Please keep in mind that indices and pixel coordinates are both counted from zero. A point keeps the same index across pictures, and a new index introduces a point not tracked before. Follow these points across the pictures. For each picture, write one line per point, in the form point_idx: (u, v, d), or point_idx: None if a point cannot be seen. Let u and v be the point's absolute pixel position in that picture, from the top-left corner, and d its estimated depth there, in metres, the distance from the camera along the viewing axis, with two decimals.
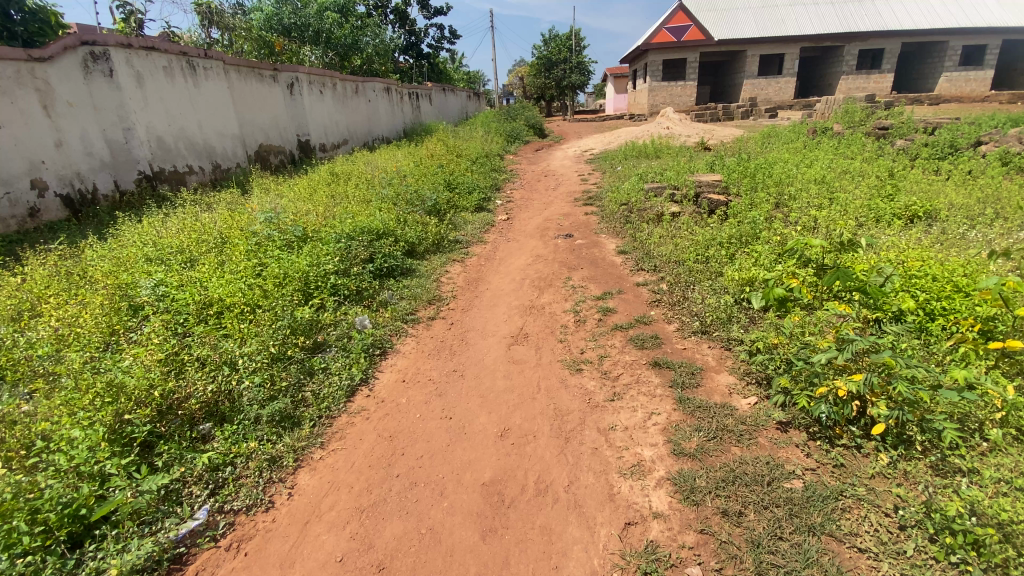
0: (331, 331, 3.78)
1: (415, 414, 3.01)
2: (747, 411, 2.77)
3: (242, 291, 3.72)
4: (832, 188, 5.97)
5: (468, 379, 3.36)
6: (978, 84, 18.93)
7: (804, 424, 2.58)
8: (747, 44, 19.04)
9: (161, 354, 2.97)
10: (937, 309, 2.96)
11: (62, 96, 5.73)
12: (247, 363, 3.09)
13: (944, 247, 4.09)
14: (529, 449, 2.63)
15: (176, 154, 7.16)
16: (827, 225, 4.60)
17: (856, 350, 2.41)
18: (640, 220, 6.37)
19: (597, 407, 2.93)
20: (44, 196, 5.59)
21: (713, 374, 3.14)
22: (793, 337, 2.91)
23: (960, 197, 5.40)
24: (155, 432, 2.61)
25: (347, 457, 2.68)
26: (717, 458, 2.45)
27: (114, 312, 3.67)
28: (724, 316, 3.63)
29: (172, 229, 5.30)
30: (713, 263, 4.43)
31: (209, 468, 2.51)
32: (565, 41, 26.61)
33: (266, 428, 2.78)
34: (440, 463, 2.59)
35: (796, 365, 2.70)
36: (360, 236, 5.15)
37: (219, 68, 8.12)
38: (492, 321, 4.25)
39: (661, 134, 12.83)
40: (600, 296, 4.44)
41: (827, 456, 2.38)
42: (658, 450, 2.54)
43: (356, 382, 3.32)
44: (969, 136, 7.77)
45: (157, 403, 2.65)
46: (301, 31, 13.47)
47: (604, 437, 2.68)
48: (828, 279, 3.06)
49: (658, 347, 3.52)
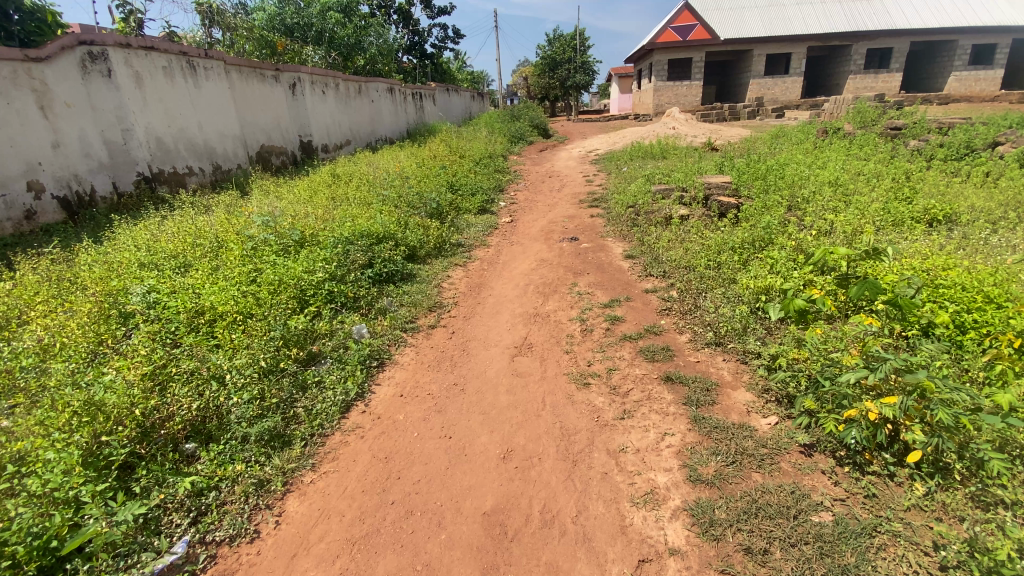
0: (327, 340, 3.61)
1: (412, 432, 2.84)
2: (767, 432, 2.59)
3: (235, 299, 3.56)
4: (847, 191, 5.78)
5: (469, 395, 3.18)
6: (988, 84, 18.62)
7: (830, 449, 2.40)
8: (754, 43, 18.77)
9: (146, 367, 2.81)
10: (969, 321, 2.76)
11: (60, 96, 5.60)
12: (235, 378, 2.92)
13: (970, 253, 3.89)
14: (533, 474, 2.45)
15: (175, 155, 7.03)
16: (845, 230, 4.42)
17: (889, 370, 2.21)
18: (647, 223, 6.19)
19: (606, 426, 2.76)
20: (41, 197, 5.47)
21: (729, 391, 2.95)
22: (816, 353, 2.72)
23: (981, 201, 5.20)
24: (135, 453, 2.45)
25: (339, 481, 2.51)
26: (737, 486, 2.27)
27: (103, 320, 3.54)
28: (739, 327, 3.44)
29: (167, 232, 5.16)
30: (726, 269, 4.25)
31: (192, 493, 2.35)
32: (570, 41, 26.41)
33: (253, 448, 2.62)
34: (437, 488, 2.42)
35: (822, 386, 2.50)
36: (359, 241, 4.99)
37: (220, 68, 7.98)
38: (494, 329, 4.08)
39: (667, 134, 12.63)
40: (608, 303, 4.26)
41: (856, 485, 2.20)
42: (672, 476, 2.37)
43: (351, 397, 3.15)
44: (987, 136, 7.54)
45: (139, 422, 2.49)
46: (303, 31, 13.36)
47: (614, 460, 2.50)
48: (854, 290, 2.79)
49: (669, 360, 3.34)
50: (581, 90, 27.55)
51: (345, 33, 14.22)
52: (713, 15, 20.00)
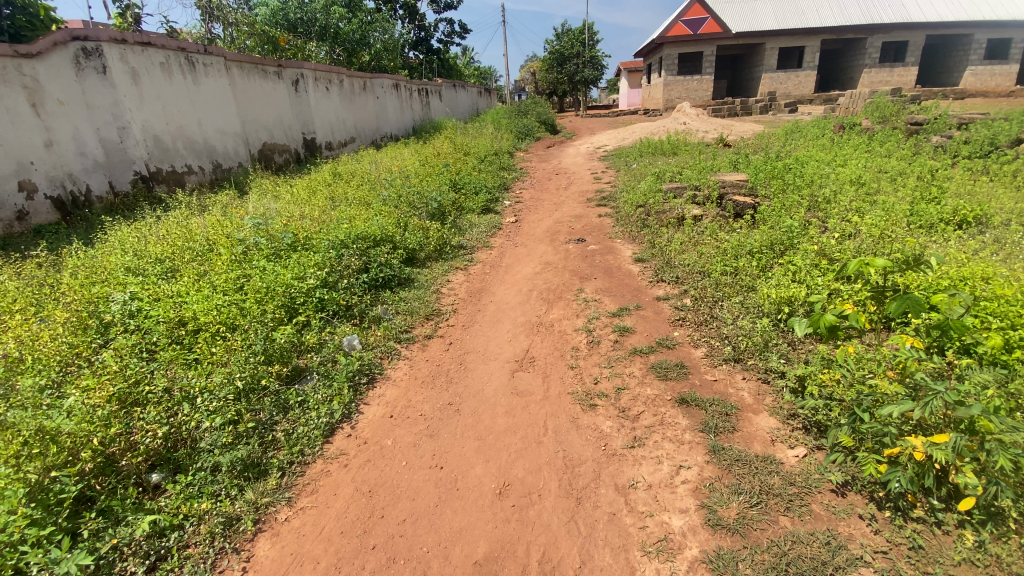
0: (315, 354, 3.37)
1: (401, 461, 2.59)
2: (795, 466, 2.32)
3: (217, 309, 3.34)
4: (870, 190, 5.45)
5: (465, 416, 2.93)
6: (1005, 78, 18.02)
7: (867, 489, 2.12)
8: (766, 37, 18.26)
9: (115, 388, 2.58)
10: (1017, 339, 2.45)
11: (52, 94, 5.42)
12: (208, 401, 2.67)
13: (1008, 260, 3.56)
14: (531, 514, 2.20)
15: (174, 154, 6.80)
16: (870, 235, 4.10)
17: (940, 404, 1.91)
18: (658, 224, 5.87)
19: (614, 456, 2.49)
20: (33, 198, 5.30)
21: (751, 416, 2.67)
22: (848, 376, 2.42)
23: (1013, 202, 4.85)
24: (92, 487, 2.22)
25: (316, 520, 2.27)
26: (762, 533, 2.00)
27: (79, 331, 3.31)
28: (760, 341, 3.16)
29: (157, 234, 4.95)
30: (744, 276, 3.95)
31: (151, 535, 2.12)
32: (578, 36, 26.04)
33: (224, 480, 2.38)
34: (423, 530, 2.17)
35: (859, 419, 2.20)
36: (355, 244, 4.72)
37: (220, 64, 7.75)
38: (495, 341, 3.81)
39: (677, 130, 12.26)
40: (617, 312, 3.97)
41: (899, 534, 1.93)
42: (688, 519, 2.11)
43: (336, 419, 2.90)
44: (1013, 131, 7.10)
45: (98, 452, 2.26)
46: (307, 27, 12.97)
47: (623, 498, 2.24)
48: (895, 306, 2.41)
49: (684, 379, 3.06)
50: (590, 84, 27.02)
51: (350, 28, 13.93)
52: (726, 8, 19.45)
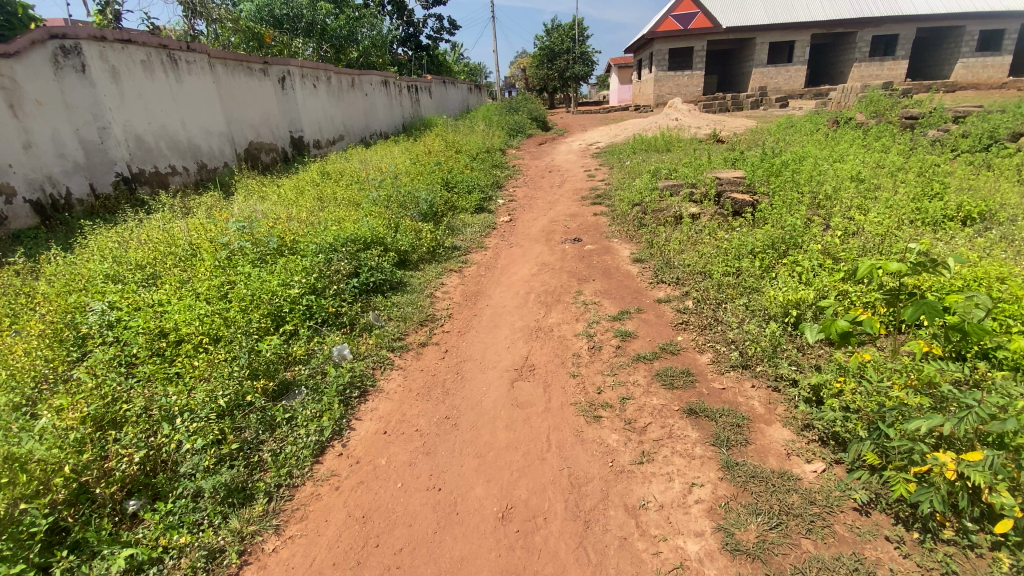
0: (303, 366, 3.18)
1: (396, 483, 2.44)
2: (813, 482, 2.21)
3: (199, 319, 3.16)
4: (871, 187, 5.36)
5: (464, 431, 2.78)
6: (996, 70, 18.06)
7: (893, 508, 2.00)
8: (757, 32, 18.22)
9: (88, 408, 2.39)
10: None
11: (30, 94, 5.17)
12: (187, 422, 2.48)
13: (1018, 258, 3.47)
14: (538, 541, 2.06)
15: (157, 154, 6.56)
16: (876, 233, 3.99)
17: (972, 421, 1.77)
18: (655, 223, 5.73)
19: (622, 474, 2.36)
20: (12, 202, 5.05)
21: (763, 427, 2.55)
22: (866, 387, 2.30)
23: (1016, 198, 4.77)
24: (64, 519, 2.05)
25: (306, 551, 2.13)
26: (784, 559, 1.88)
27: (56, 344, 3.10)
28: (768, 346, 3.02)
29: (136, 239, 4.72)
30: (748, 277, 3.82)
31: (128, 571, 1.96)
32: (568, 32, 25.88)
33: (207, 507, 2.22)
34: (422, 561, 2.03)
35: (883, 435, 2.07)
36: (344, 248, 4.53)
37: (204, 62, 7.50)
38: (492, 348, 3.66)
39: (671, 125, 12.14)
40: (617, 315, 3.83)
41: (930, 558, 1.81)
42: (705, 543, 1.98)
43: (326, 437, 2.74)
44: (1012, 125, 7.04)
45: (72, 481, 2.09)
46: (293, 23, 12.62)
47: (634, 520, 2.11)
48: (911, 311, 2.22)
49: (691, 387, 2.93)
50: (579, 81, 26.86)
51: (338, 25, 13.64)
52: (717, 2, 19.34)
